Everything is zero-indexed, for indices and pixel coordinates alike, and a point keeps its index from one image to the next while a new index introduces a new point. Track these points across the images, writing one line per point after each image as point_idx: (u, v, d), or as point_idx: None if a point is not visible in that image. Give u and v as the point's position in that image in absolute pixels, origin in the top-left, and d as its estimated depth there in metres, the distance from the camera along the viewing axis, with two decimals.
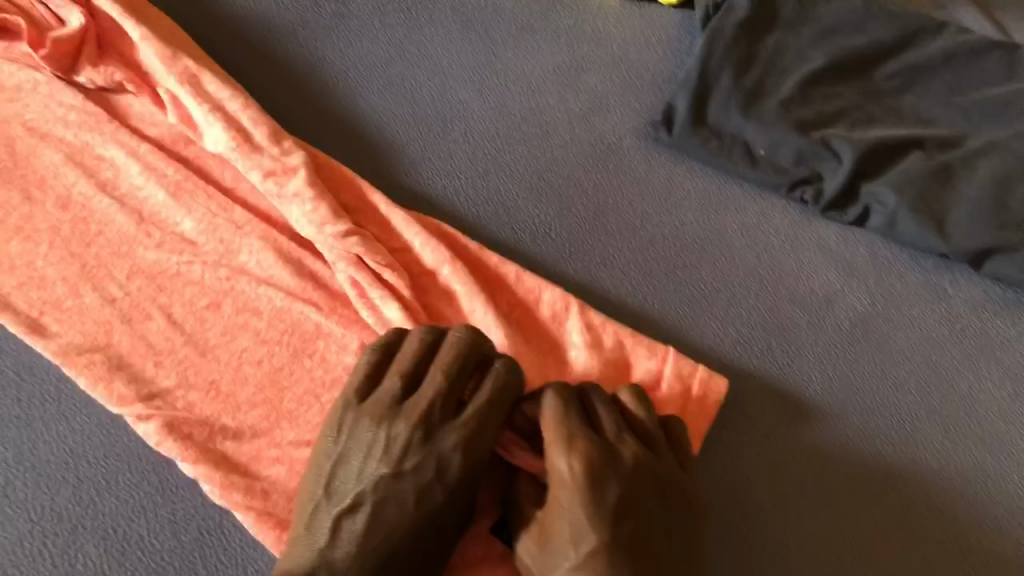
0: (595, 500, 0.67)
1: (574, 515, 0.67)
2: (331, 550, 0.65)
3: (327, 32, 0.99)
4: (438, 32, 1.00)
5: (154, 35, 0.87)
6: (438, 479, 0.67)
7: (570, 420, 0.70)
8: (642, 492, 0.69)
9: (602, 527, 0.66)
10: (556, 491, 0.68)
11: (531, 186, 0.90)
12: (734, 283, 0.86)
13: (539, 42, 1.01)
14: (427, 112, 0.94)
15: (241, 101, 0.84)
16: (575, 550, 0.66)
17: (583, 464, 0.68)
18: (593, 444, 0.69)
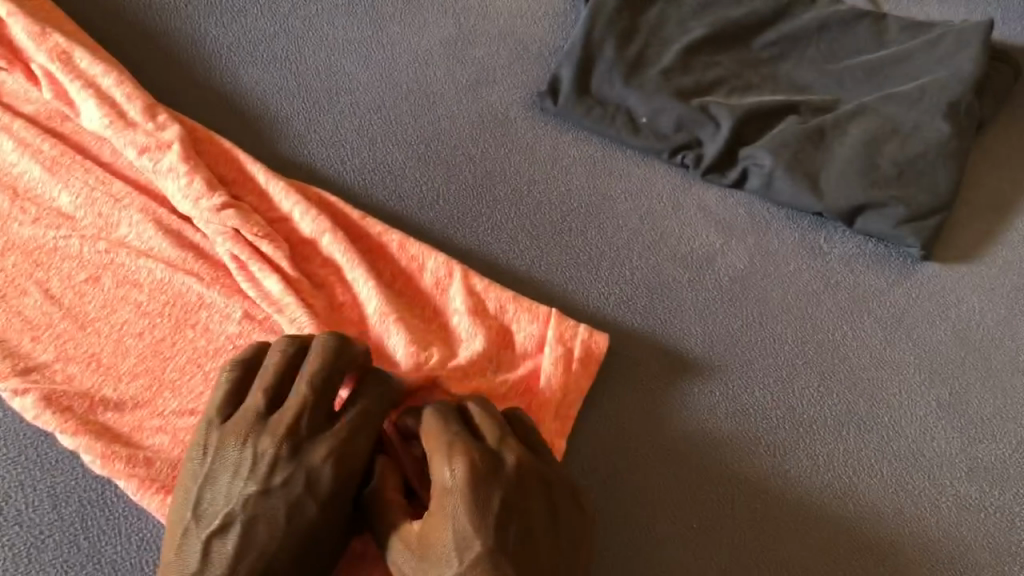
0: (478, 505, 0.61)
1: (457, 522, 0.61)
2: (204, 575, 0.60)
3: (211, 8, 0.98)
4: (324, 7, 1.01)
5: (23, 11, 0.85)
6: (309, 492, 0.62)
7: (451, 430, 0.66)
8: (528, 498, 0.64)
9: (487, 532, 0.60)
10: (436, 501, 0.63)
11: (418, 155, 0.91)
12: (619, 246, 0.89)
13: (426, 17, 1.02)
14: (313, 85, 0.94)
15: (115, 76, 0.84)
16: (459, 559, 0.60)
17: (466, 468, 0.63)
18: (475, 449, 0.64)
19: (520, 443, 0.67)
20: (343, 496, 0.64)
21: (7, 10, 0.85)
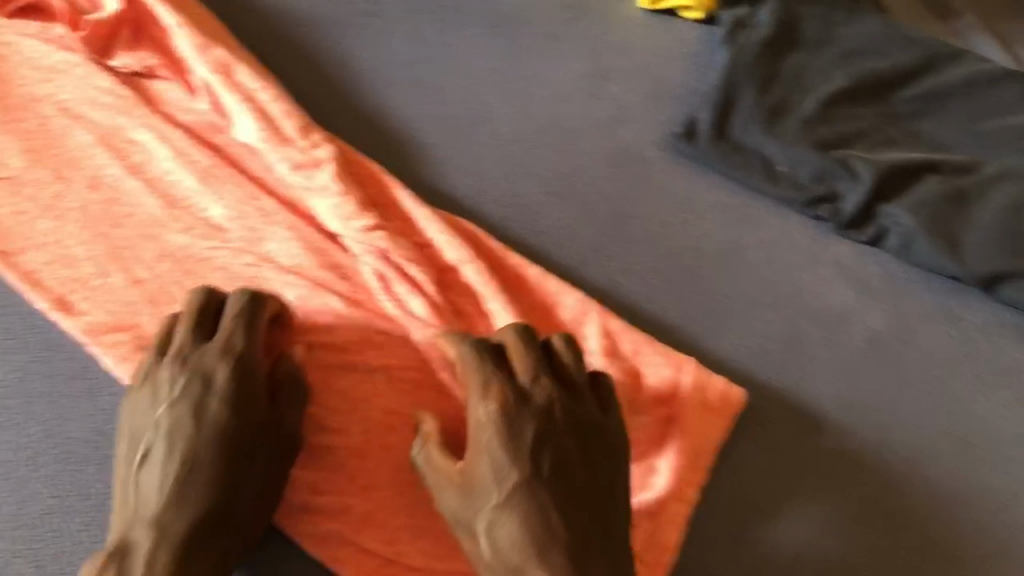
0: (512, 438, 0.66)
1: (494, 456, 0.65)
2: (143, 493, 0.62)
3: (358, 28, 1.00)
4: (467, 35, 1.02)
5: (190, 24, 0.89)
6: (211, 394, 0.66)
7: (485, 369, 0.70)
8: (563, 430, 0.67)
9: (522, 462, 0.65)
10: (473, 438, 0.67)
11: (553, 189, 0.91)
12: (753, 297, 0.87)
13: (566, 52, 1.03)
14: (454, 111, 0.95)
15: (272, 92, 0.86)
16: (499, 490, 0.64)
17: (499, 406, 0.67)
18: (508, 388, 0.68)
19: (552, 379, 0.70)
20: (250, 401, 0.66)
21: (170, 19, 0.89)
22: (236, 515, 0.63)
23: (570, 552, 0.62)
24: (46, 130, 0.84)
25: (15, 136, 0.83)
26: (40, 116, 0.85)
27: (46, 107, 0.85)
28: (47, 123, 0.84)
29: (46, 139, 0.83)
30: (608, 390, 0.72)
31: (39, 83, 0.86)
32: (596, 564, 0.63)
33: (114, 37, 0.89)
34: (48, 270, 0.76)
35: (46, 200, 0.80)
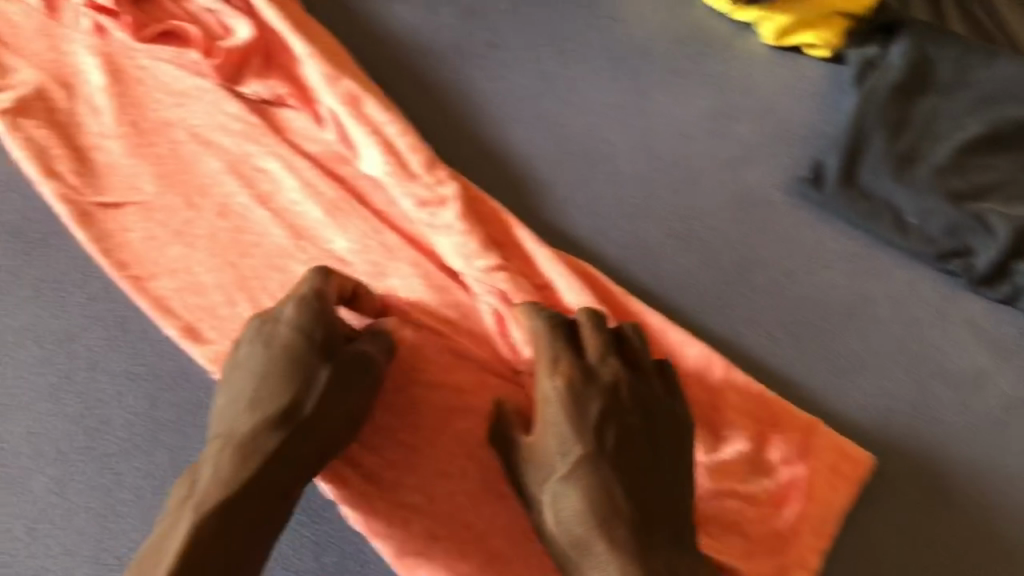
0: (577, 414, 0.69)
1: (559, 430, 0.69)
2: (222, 418, 0.66)
3: (480, 61, 0.99)
4: (589, 69, 1.01)
5: (320, 53, 0.89)
6: (281, 330, 0.70)
7: (554, 347, 0.73)
8: (626, 410, 0.70)
9: (586, 438, 0.68)
10: (541, 411, 0.71)
11: (675, 232, 0.89)
12: (881, 355, 0.84)
13: (689, 88, 1.01)
14: (573, 147, 0.94)
15: (400, 126, 0.86)
16: (564, 462, 0.68)
17: (566, 382, 0.70)
18: (576, 365, 0.71)
19: (620, 357, 0.73)
20: (320, 337, 0.70)
21: (301, 49, 0.89)
22: (301, 430, 0.66)
23: (631, 524, 0.66)
24: (177, 155, 0.85)
25: (148, 160, 0.84)
26: (172, 140, 0.86)
27: (178, 132, 0.86)
28: (179, 148, 0.86)
29: (177, 164, 0.85)
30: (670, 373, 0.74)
31: (172, 107, 0.88)
32: (656, 535, 0.66)
33: (244, 65, 0.89)
34: (177, 296, 0.77)
35: (177, 226, 0.81)
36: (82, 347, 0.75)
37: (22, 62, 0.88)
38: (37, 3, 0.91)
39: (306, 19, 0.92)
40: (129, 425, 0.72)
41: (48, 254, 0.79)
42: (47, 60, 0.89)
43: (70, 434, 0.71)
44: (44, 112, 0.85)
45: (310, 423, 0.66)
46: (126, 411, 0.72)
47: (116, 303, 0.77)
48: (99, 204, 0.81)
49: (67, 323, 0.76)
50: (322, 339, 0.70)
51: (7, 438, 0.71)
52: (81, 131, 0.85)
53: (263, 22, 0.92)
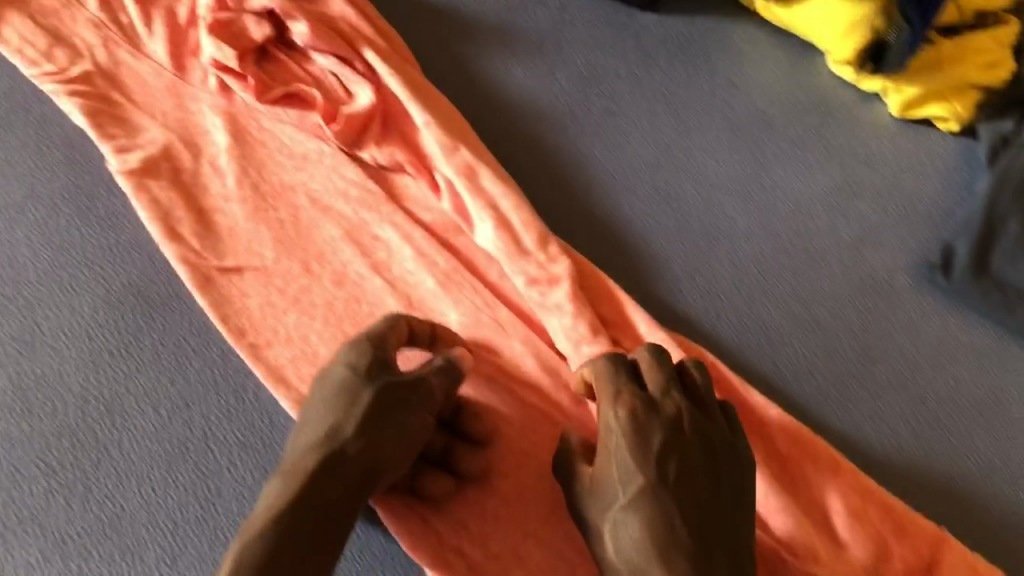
0: (639, 444, 0.68)
1: (621, 460, 0.67)
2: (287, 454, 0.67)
3: (596, 129, 0.98)
4: (707, 139, 0.98)
5: (437, 122, 0.89)
6: (333, 368, 0.70)
7: (618, 376, 0.71)
8: (689, 443, 0.69)
9: (648, 468, 0.67)
10: (602, 440, 0.69)
11: (795, 316, 0.86)
12: (1013, 461, 0.79)
13: (810, 161, 0.98)
14: (689, 223, 0.92)
15: (513, 200, 0.85)
16: (625, 492, 0.66)
17: (629, 412, 0.69)
18: (638, 396, 0.70)
19: (682, 391, 0.72)
20: (366, 365, 0.70)
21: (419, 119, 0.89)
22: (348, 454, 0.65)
23: (692, 558, 0.64)
24: (297, 220, 0.86)
25: (268, 225, 0.86)
26: (292, 204, 0.87)
27: (298, 197, 0.87)
28: (298, 213, 0.87)
29: (295, 231, 0.86)
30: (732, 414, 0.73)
31: (292, 172, 0.89)
32: (718, 567, 0.64)
33: (363, 130, 0.90)
34: (292, 366, 0.78)
35: (294, 293, 0.82)
36: (198, 414, 0.75)
37: (149, 120, 0.90)
38: (167, 63, 0.94)
39: (425, 84, 0.93)
40: (240, 497, 0.72)
41: (169, 316, 0.80)
42: (175, 119, 0.90)
43: (183, 504, 0.71)
44: (169, 173, 0.87)
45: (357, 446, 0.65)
46: (238, 483, 0.73)
47: (232, 371, 0.78)
48: (220, 268, 0.82)
49: (184, 388, 0.76)
50: (368, 367, 0.70)
51: (123, 505, 0.71)
52: (204, 192, 0.87)
53: (384, 86, 0.92)
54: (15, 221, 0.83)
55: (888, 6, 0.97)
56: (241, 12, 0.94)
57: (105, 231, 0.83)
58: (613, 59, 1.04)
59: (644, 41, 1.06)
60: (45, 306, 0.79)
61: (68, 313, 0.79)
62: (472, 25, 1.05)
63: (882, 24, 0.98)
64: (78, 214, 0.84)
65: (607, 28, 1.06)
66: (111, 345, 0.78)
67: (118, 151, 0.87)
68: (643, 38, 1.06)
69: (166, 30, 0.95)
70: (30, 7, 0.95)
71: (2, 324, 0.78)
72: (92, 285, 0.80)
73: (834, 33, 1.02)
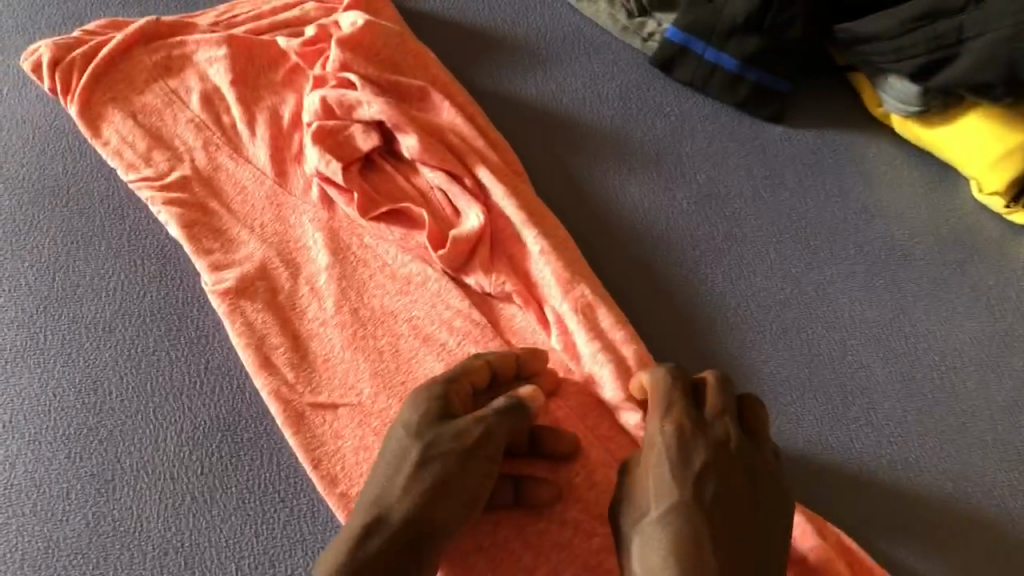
0: (680, 459, 0.65)
1: (659, 473, 0.65)
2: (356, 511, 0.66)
3: (719, 256, 0.91)
4: (839, 273, 0.90)
5: (553, 252, 0.82)
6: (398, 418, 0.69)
7: (673, 393, 0.69)
8: (733, 469, 0.65)
9: (686, 485, 0.63)
10: (645, 453, 0.67)
11: (940, 493, 0.78)
12: None
13: (954, 304, 0.89)
14: (819, 372, 0.84)
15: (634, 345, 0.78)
16: (658, 503, 0.63)
17: (676, 429, 0.67)
18: (689, 415, 0.67)
19: (736, 420, 0.68)
20: (417, 419, 0.67)
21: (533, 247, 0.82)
22: (395, 524, 0.62)
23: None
24: (396, 349, 0.79)
25: (366, 354, 0.79)
26: (393, 332, 0.80)
27: (399, 323, 0.81)
28: (397, 341, 0.80)
29: (394, 363, 0.79)
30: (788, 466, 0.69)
31: (394, 295, 0.82)
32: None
33: (470, 254, 0.82)
34: None
35: None
36: (282, 574, 0.69)
37: (247, 233, 0.85)
38: (269, 169, 0.89)
39: (534, 205, 0.86)
40: None
41: (256, 458, 0.75)
42: (274, 232, 0.86)
43: None
44: (265, 293, 0.82)
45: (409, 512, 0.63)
46: None
47: (320, 526, 0.72)
48: (313, 404, 0.76)
49: (269, 543, 0.71)
50: (419, 420, 0.67)
51: None
52: (299, 315, 0.81)
53: (493, 204, 0.86)
54: (102, 341, 0.79)
55: None
56: (349, 120, 0.88)
57: (194, 356, 0.79)
58: (737, 175, 0.96)
59: (771, 155, 0.98)
60: (127, 439, 0.75)
61: (151, 449, 0.74)
62: (586, 132, 0.99)
63: None
64: (168, 335, 0.80)
65: (731, 140, 0.99)
66: (194, 489, 0.73)
67: (213, 267, 0.83)
68: (770, 152, 0.98)
69: (269, 132, 0.90)
70: (133, 105, 0.92)
71: (84, 459, 0.74)
72: (178, 418, 0.76)
73: (987, 160, 0.92)
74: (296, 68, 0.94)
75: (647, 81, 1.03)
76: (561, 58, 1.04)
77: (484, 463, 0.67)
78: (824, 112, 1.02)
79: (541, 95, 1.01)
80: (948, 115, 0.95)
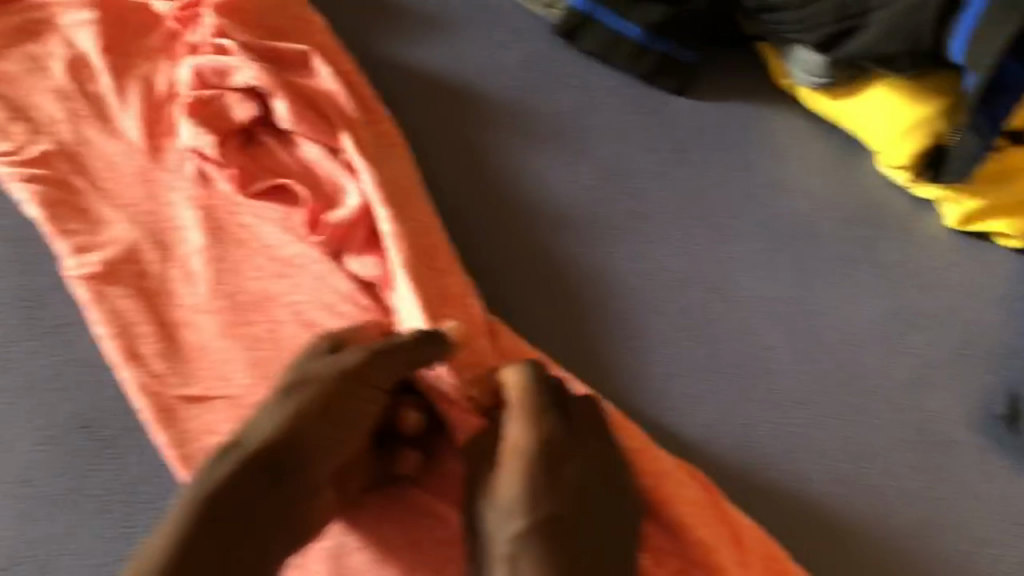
0: (546, 473, 0.67)
1: (527, 486, 0.66)
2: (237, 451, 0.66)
3: (622, 234, 0.87)
4: (743, 250, 0.88)
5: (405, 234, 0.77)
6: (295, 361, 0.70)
7: (542, 394, 0.69)
8: (591, 477, 0.68)
9: (552, 501, 0.66)
10: (507, 457, 0.68)
11: (841, 476, 0.76)
12: None
13: (857, 280, 0.87)
14: (720, 353, 0.82)
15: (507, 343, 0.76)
16: (524, 518, 0.65)
17: (542, 439, 0.68)
18: (555, 422, 0.69)
19: (593, 421, 0.71)
20: (308, 356, 0.69)
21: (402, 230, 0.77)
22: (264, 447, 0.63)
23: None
24: (276, 337, 0.75)
25: (243, 342, 0.74)
26: (272, 317, 0.75)
27: (280, 309, 0.76)
28: (277, 328, 0.75)
29: (274, 351, 0.74)
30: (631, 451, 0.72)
31: (274, 279, 0.77)
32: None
33: (350, 238, 0.78)
34: None
35: None
36: None
37: (114, 212, 0.79)
38: (140, 142, 0.82)
39: (415, 192, 0.80)
40: None
41: (121, 456, 0.70)
42: (145, 212, 0.79)
43: None
44: (134, 278, 0.76)
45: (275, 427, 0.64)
46: None
47: None
48: (185, 397, 0.72)
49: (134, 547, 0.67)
50: (309, 358, 0.69)
51: None
52: (171, 302, 0.76)
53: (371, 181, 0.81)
54: None
55: (951, 111, 0.87)
56: (224, 89, 0.83)
57: (55, 347, 0.74)
58: (640, 149, 0.93)
59: (675, 128, 0.95)
60: None
61: (7, 450, 0.70)
62: (484, 103, 0.94)
63: (943, 128, 0.87)
64: (26, 327, 0.75)
65: (635, 113, 0.95)
66: (53, 492, 0.69)
67: (76, 250, 0.76)
68: (674, 126, 0.95)
69: (143, 103, 0.84)
70: None
71: None
72: (38, 416, 0.71)
73: (893, 133, 0.89)
74: (173, 35, 0.88)
75: (551, 49, 0.98)
76: (459, 24, 0.99)
77: (362, 390, 0.67)
78: (730, 83, 0.99)
79: (439, 64, 0.96)
80: (853, 86, 0.92)
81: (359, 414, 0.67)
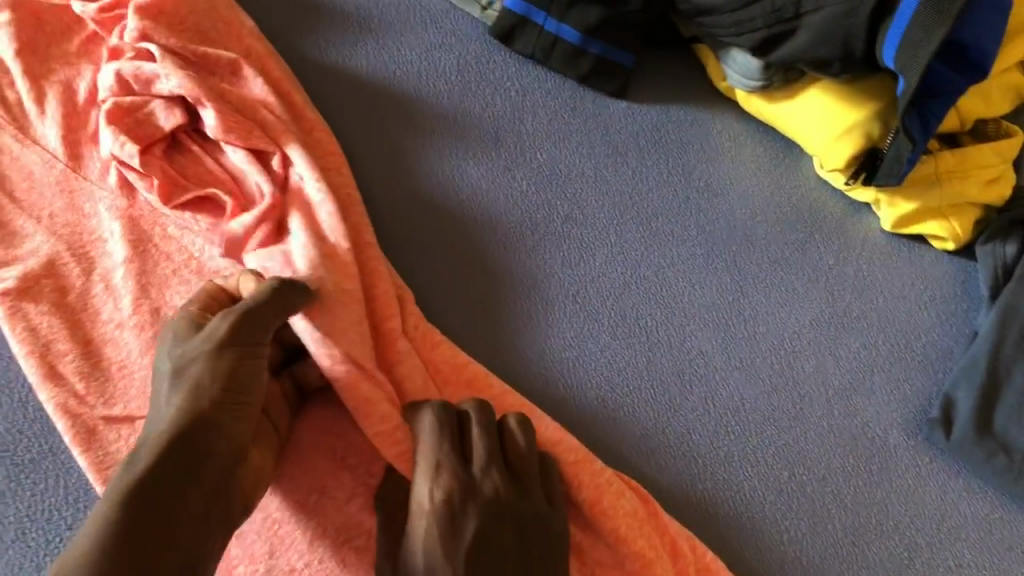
0: (450, 531, 0.63)
1: (429, 548, 0.62)
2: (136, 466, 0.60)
3: (559, 241, 0.87)
4: (679, 256, 0.87)
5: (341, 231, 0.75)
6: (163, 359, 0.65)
7: (442, 446, 0.66)
8: (503, 530, 0.64)
9: (458, 561, 0.62)
10: (412, 518, 0.64)
11: (780, 484, 0.77)
12: None
13: (793, 282, 0.87)
14: (657, 361, 0.81)
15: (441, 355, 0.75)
16: None
17: (446, 494, 0.64)
18: (457, 476, 0.65)
19: (502, 467, 0.67)
20: (181, 345, 0.64)
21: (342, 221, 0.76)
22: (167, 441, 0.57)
23: None
24: None
25: None
26: None
27: None
28: None
29: None
30: (555, 487, 0.69)
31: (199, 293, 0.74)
32: None
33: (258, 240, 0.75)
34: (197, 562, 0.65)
35: None
36: None
37: (33, 225, 0.77)
38: (59, 151, 0.80)
39: (354, 200, 0.79)
40: None
41: (40, 480, 0.68)
42: (65, 224, 0.77)
43: None
44: (52, 294, 0.74)
45: (176, 414, 0.59)
46: None
47: None
48: (107, 417, 0.69)
49: None
50: (181, 346, 0.64)
51: None
52: (91, 318, 0.73)
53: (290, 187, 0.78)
54: None
55: (886, 113, 0.87)
56: (148, 96, 0.80)
57: None
58: (577, 154, 0.92)
59: (613, 132, 0.94)
60: None
61: None
62: (418, 107, 0.93)
63: (878, 131, 0.87)
64: None
65: (573, 117, 0.94)
66: None
67: None
68: (612, 130, 0.94)
69: (60, 110, 0.81)
70: None
71: None
72: None
73: (829, 134, 0.89)
74: (94, 38, 0.85)
75: (488, 52, 0.97)
76: (392, 27, 0.97)
77: (246, 351, 0.63)
78: (668, 86, 0.98)
79: (371, 67, 0.94)
80: (790, 90, 0.92)
81: (252, 377, 0.63)
